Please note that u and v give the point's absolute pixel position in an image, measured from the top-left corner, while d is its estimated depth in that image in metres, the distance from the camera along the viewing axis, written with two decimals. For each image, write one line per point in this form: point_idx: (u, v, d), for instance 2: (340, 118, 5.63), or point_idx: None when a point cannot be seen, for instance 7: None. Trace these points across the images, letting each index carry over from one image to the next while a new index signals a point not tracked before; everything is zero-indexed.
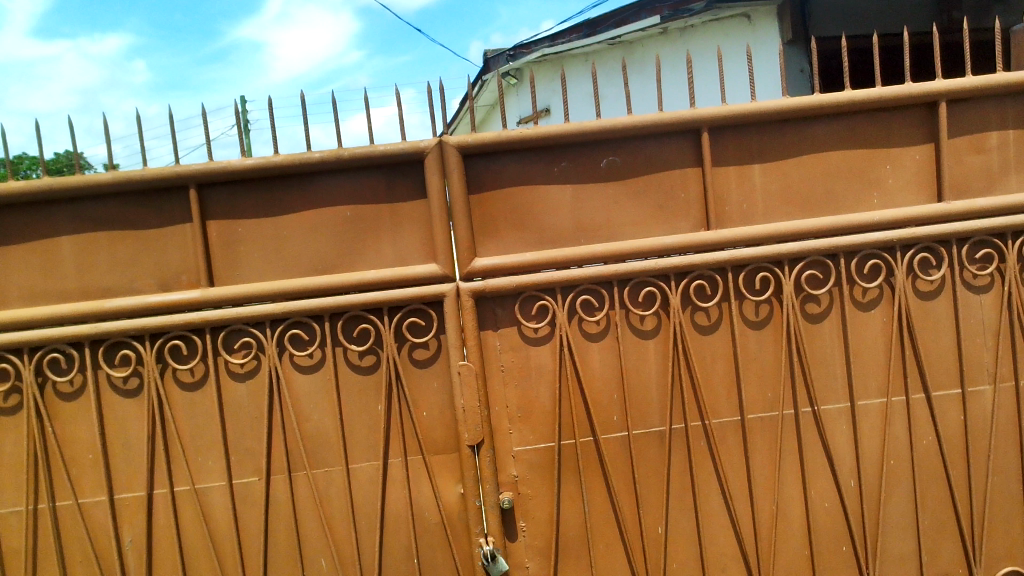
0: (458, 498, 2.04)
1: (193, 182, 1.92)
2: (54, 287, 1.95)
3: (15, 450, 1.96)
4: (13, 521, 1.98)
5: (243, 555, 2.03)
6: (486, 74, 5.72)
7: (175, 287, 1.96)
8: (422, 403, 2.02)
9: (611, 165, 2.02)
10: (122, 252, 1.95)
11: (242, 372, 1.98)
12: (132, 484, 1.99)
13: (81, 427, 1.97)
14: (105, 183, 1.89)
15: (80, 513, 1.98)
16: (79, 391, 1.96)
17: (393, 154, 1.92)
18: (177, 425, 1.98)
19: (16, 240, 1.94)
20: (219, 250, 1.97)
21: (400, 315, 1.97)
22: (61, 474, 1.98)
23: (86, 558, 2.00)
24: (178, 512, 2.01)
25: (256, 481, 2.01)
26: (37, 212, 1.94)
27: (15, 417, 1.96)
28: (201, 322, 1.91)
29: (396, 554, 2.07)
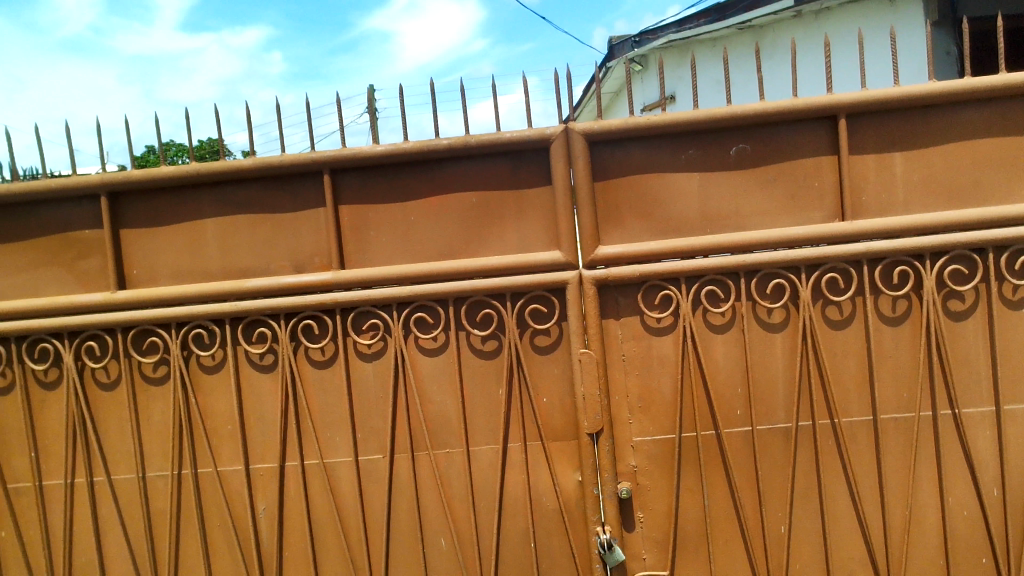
0: (575, 485, 2.05)
1: (327, 168, 1.98)
2: (198, 266, 2.06)
3: (162, 419, 2.10)
4: (160, 485, 2.12)
5: (367, 530, 2.10)
6: (611, 62, 5.68)
7: (309, 269, 2.04)
8: (542, 390, 2.03)
9: (741, 153, 1.97)
10: (260, 234, 2.05)
11: (370, 352, 2.04)
12: (266, 455, 2.10)
13: (221, 399, 2.08)
14: (246, 168, 1.98)
15: (218, 481, 2.10)
16: (219, 365, 2.07)
17: (519, 141, 1.93)
18: (308, 401, 2.07)
19: (165, 222, 2.06)
20: (350, 234, 2.03)
21: (523, 301, 1.98)
22: (202, 443, 2.10)
23: (224, 524, 2.12)
24: (307, 484, 2.10)
25: (380, 459, 2.08)
26: (185, 195, 2.05)
27: (162, 388, 2.08)
28: (332, 304, 1.99)
29: (513, 537, 2.10)
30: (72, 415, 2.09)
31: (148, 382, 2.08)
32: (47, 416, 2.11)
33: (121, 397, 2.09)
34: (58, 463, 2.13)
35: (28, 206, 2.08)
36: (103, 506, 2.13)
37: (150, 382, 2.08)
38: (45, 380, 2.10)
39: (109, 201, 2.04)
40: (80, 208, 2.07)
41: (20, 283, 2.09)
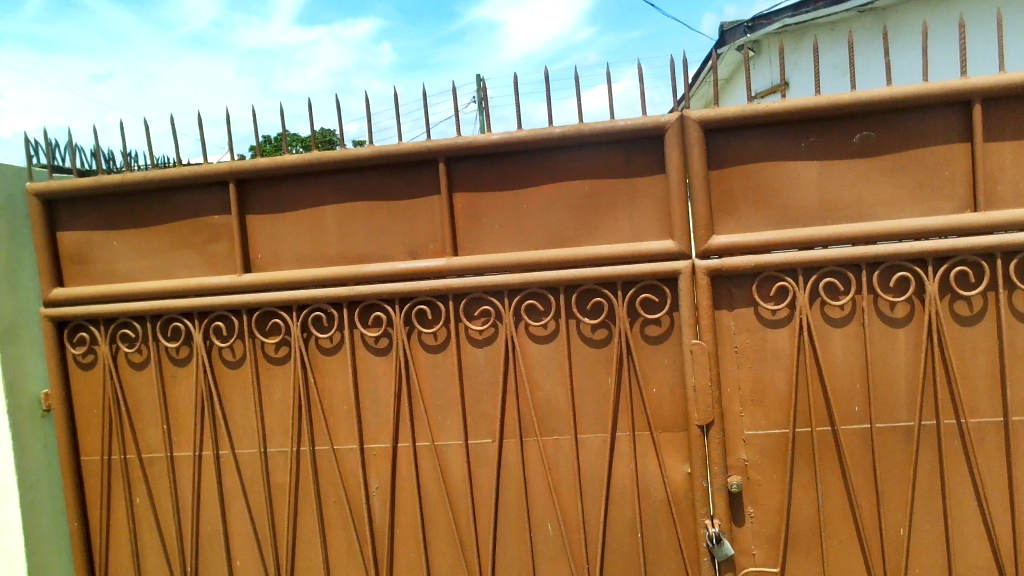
0: (684, 477, 2.03)
1: (442, 156, 2.02)
2: (318, 251, 2.14)
3: (283, 397, 2.18)
4: (279, 460, 2.21)
5: (475, 512, 2.14)
6: (724, 48, 5.56)
7: (423, 255, 2.08)
8: (652, 379, 2.02)
9: (865, 140, 1.90)
10: (377, 221, 2.10)
11: (481, 338, 2.07)
12: (380, 435, 2.16)
13: (338, 380, 2.15)
14: (365, 156, 2.04)
15: (335, 459, 2.17)
16: (336, 347, 2.14)
17: (633, 129, 1.92)
18: (421, 384, 2.11)
19: (288, 208, 2.14)
20: (464, 221, 2.07)
21: (634, 290, 1.97)
22: (320, 422, 2.18)
23: (339, 501, 2.19)
24: (419, 465, 2.15)
25: (490, 443, 2.11)
26: (307, 183, 2.13)
27: (283, 367, 2.17)
28: (446, 290, 2.03)
29: (620, 526, 2.10)
30: (201, 391, 2.20)
31: (271, 362, 2.17)
32: (178, 391, 2.23)
33: (246, 375, 2.19)
34: (188, 436, 2.25)
35: (163, 193, 2.19)
36: (228, 478, 2.24)
37: (272, 361, 2.17)
38: (177, 357, 2.22)
39: (237, 188, 2.13)
40: (210, 194, 2.17)
41: (155, 265, 2.22)
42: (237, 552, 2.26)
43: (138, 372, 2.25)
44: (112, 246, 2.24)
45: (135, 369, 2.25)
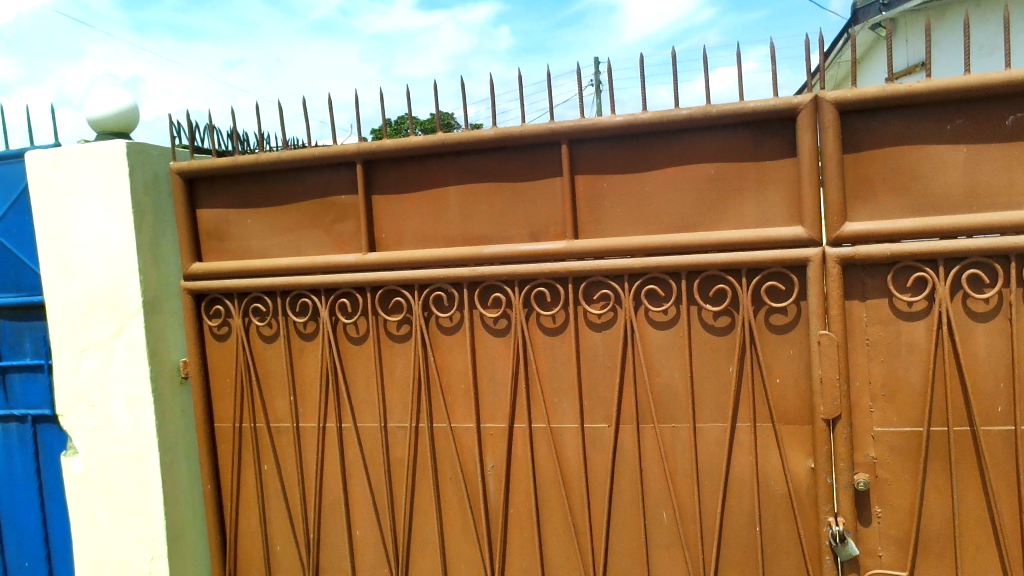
0: (808, 472, 1.96)
1: (565, 138, 2.01)
2: (441, 232, 2.17)
3: (403, 374, 2.23)
4: (399, 435, 2.26)
5: (589, 496, 2.13)
6: (858, 25, 5.30)
7: (543, 237, 2.08)
8: (776, 370, 1.96)
9: (1019, 123, 1.77)
10: (499, 203, 2.11)
11: (599, 322, 2.06)
12: (496, 415, 2.18)
13: (456, 359, 2.18)
14: (488, 138, 2.05)
15: (452, 437, 2.21)
16: (456, 326, 2.17)
17: (763, 111, 1.86)
18: (538, 367, 2.12)
19: (412, 189, 2.18)
20: (585, 203, 2.05)
21: (760, 278, 1.92)
22: (438, 400, 2.21)
23: (455, 478, 2.23)
24: (534, 447, 2.16)
25: (606, 428, 2.09)
26: (431, 164, 2.16)
27: (405, 345, 2.22)
28: (566, 272, 2.02)
29: (738, 518, 2.05)
30: (326, 365, 2.28)
31: (392, 339, 2.23)
32: (305, 364, 2.31)
33: (368, 351, 2.25)
34: (313, 408, 2.33)
35: (294, 173, 2.27)
36: (349, 450, 2.31)
37: (394, 339, 2.22)
38: (305, 331, 2.30)
39: (364, 169, 2.19)
40: (338, 174, 2.24)
41: (285, 243, 2.30)
42: (357, 523, 2.34)
43: (268, 345, 2.35)
44: (246, 224, 2.34)
45: (266, 342, 2.35)
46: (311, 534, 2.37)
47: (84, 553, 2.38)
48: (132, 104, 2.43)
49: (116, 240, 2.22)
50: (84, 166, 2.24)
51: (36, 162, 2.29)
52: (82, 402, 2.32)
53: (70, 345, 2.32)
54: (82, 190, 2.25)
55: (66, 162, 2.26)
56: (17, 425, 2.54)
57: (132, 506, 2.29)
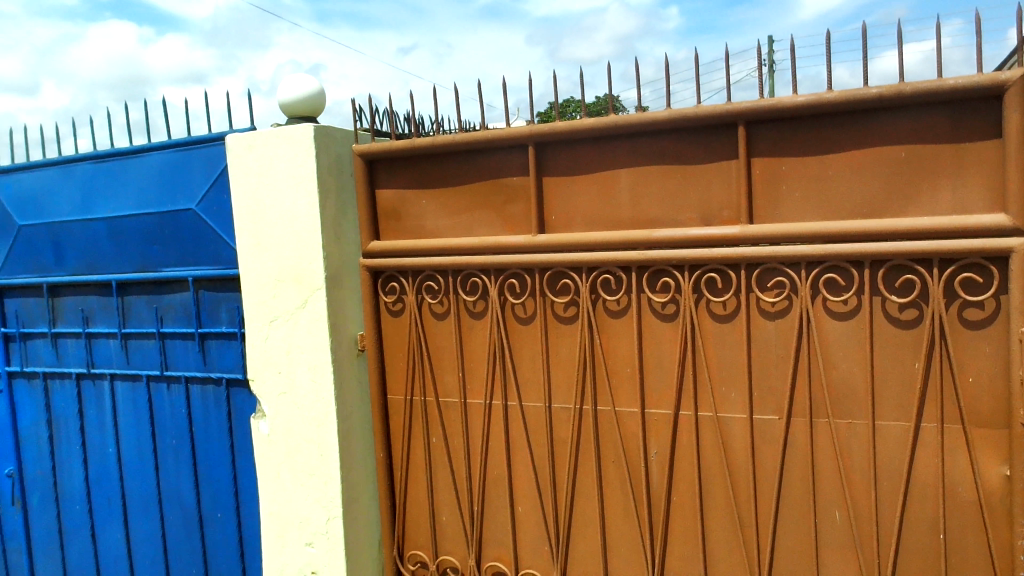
0: (1002, 479, 1.82)
1: (742, 120, 1.95)
2: (611, 214, 2.16)
3: (569, 355, 2.25)
4: (562, 416, 2.28)
5: (756, 489, 2.07)
6: None
7: (716, 222, 2.03)
8: (969, 368, 1.82)
9: None
10: (671, 186, 2.07)
11: (773, 311, 1.99)
12: (661, 401, 2.15)
13: (623, 343, 2.17)
14: (662, 120, 2.01)
15: (616, 420, 2.20)
16: (623, 310, 2.15)
17: (965, 89, 1.72)
18: (706, 354, 2.07)
19: (583, 171, 2.18)
20: (761, 187, 1.98)
21: (953, 269, 1.78)
22: (603, 383, 2.21)
23: (618, 462, 2.22)
24: (700, 436, 2.12)
25: (776, 420, 2.02)
26: (603, 146, 2.15)
27: (571, 327, 2.23)
28: (738, 258, 1.96)
29: (919, 524, 1.93)
30: (493, 344, 2.33)
31: (559, 320, 2.24)
32: (473, 342, 2.37)
33: (536, 331, 2.28)
34: (480, 385, 2.39)
35: (468, 154, 2.32)
36: (514, 428, 2.36)
37: (561, 320, 2.24)
38: (474, 310, 2.36)
39: (535, 151, 2.21)
40: (509, 156, 2.27)
41: (457, 223, 2.36)
42: (519, 500, 2.38)
43: (439, 322, 2.42)
44: (421, 204, 2.42)
45: (437, 319, 2.42)
46: (475, 508, 2.44)
47: (268, 510, 2.56)
48: (320, 88, 2.57)
49: (303, 217, 2.35)
50: (277, 148, 2.39)
51: (235, 144, 2.47)
52: (270, 369, 2.49)
53: (261, 316, 2.49)
54: (274, 170, 2.40)
55: (261, 145, 2.42)
56: (213, 388, 2.78)
57: (312, 468, 2.44)
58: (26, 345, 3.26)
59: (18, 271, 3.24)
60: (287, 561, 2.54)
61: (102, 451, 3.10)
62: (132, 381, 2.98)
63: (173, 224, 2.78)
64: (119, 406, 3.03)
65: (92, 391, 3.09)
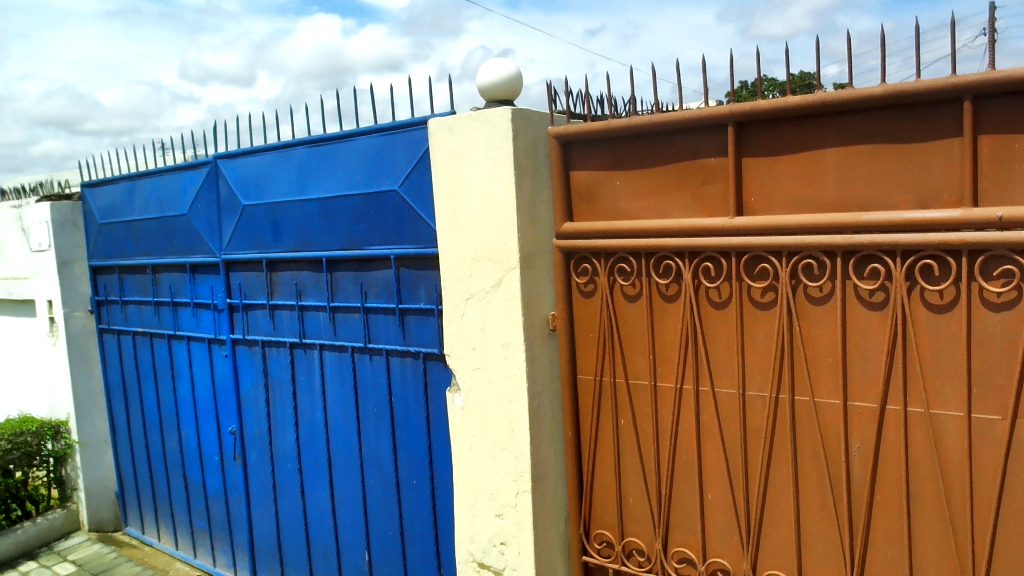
0: None
1: (969, 94, 1.80)
2: (815, 197, 2.05)
3: (766, 343, 2.17)
4: (758, 405, 2.21)
5: (972, 494, 1.92)
6: None
7: (934, 205, 1.88)
8: None
9: None
10: (883, 166, 1.95)
11: (999, 302, 1.82)
12: (866, 394, 2.04)
13: (825, 331, 2.07)
14: (876, 96, 1.90)
15: (815, 411, 2.11)
16: (826, 297, 2.06)
17: None
18: (919, 347, 1.94)
19: (786, 151, 2.10)
20: (989, 167, 1.81)
21: None
22: (802, 372, 2.13)
23: (816, 455, 2.13)
24: (909, 433, 1.99)
25: (999, 421, 1.86)
26: (808, 125, 2.05)
27: (768, 312, 2.16)
28: (959, 244, 1.82)
29: None
30: (686, 327, 2.29)
31: (756, 306, 2.17)
32: (665, 326, 2.35)
33: (731, 317, 2.22)
34: (671, 368, 2.36)
35: (664, 136, 2.29)
36: (705, 414, 2.32)
37: (758, 306, 2.17)
38: (667, 293, 2.33)
39: (735, 131, 2.15)
40: (708, 137, 2.22)
41: (651, 205, 2.34)
42: (709, 486, 2.34)
43: (630, 304, 2.41)
44: (615, 186, 2.42)
45: (629, 301, 2.41)
46: (663, 492, 2.42)
47: (461, 479, 2.67)
48: (518, 70, 2.62)
49: (500, 198, 2.41)
50: (475, 131, 2.46)
51: (436, 129, 2.57)
52: (466, 345, 2.58)
53: (458, 293, 2.59)
54: (473, 152, 2.47)
55: (461, 128, 2.50)
56: (411, 361, 2.93)
57: (503, 443, 2.51)
58: (247, 314, 3.59)
59: (242, 247, 3.55)
60: (477, 530, 2.64)
61: (311, 415, 3.35)
62: (339, 351, 3.19)
63: (378, 204, 2.94)
64: (326, 374, 3.26)
65: (304, 359, 3.34)
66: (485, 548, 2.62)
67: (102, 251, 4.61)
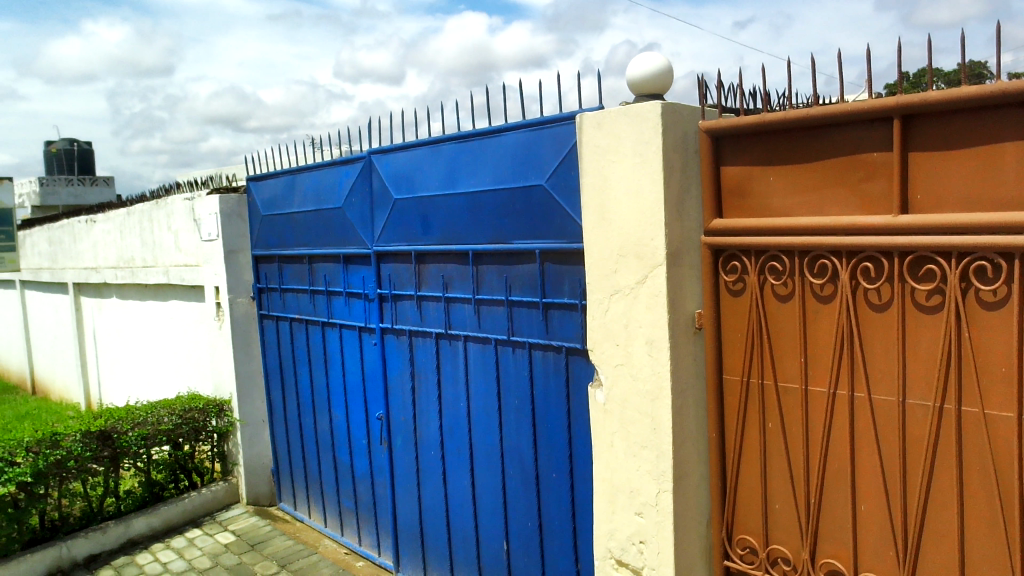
0: None
1: None
2: (991, 194, 1.91)
3: (930, 348, 2.05)
4: (919, 414, 2.09)
5: None
6: None
7: None
8: None
9: None
10: None
11: None
12: None
13: (998, 338, 1.93)
14: None
15: (984, 423, 1.97)
16: (1001, 301, 1.91)
17: None
18: None
19: (958, 145, 1.96)
20: None
21: None
22: (971, 381, 1.99)
23: (984, 471, 1.99)
24: None
25: None
26: (984, 116, 1.91)
27: (934, 317, 2.03)
28: None
29: None
30: (842, 329, 2.20)
31: (920, 309, 2.05)
32: (819, 327, 2.26)
33: (891, 320, 2.11)
34: (824, 371, 2.27)
35: (822, 129, 2.20)
36: (860, 422, 2.21)
37: (922, 309, 2.05)
38: (821, 294, 2.24)
39: (901, 124, 2.03)
40: (870, 130, 2.11)
41: (806, 201, 2.25)
42: (863, 497, 2.23)
43: (782, 304, 2.33)
44: (767, 181, 2.34)
45: (781, 301, 2.33)
46: (812, 500, 2.33)
47: (602, 475, 2.67)
48: (668, 63, 2.58)
49: (647, 194, 2.39)
50: (624, 126, 2.44)
51: (585, 123, 2.57)
52: (610, 341, 2.58)
53: (603, 289, 2.59)
54: (621, 147, 2.46)
55: (609, 123, 2.48)
56: (553, 355, 2.95)
57: (645, 441, 2.49)
58: (396, 305, 3.71)
59: (392, 239, 3.68)
60: (617, 527, 2.63)
61: (455, 404, 3.43)
62: (483, 343, 3.25)
63: (525, 199, 2.97)
64: (470, 365, 3.33)
65: (449, 350, 3.43)
66: (624, 546, 2.61)
67: (263, 241, 4.89)
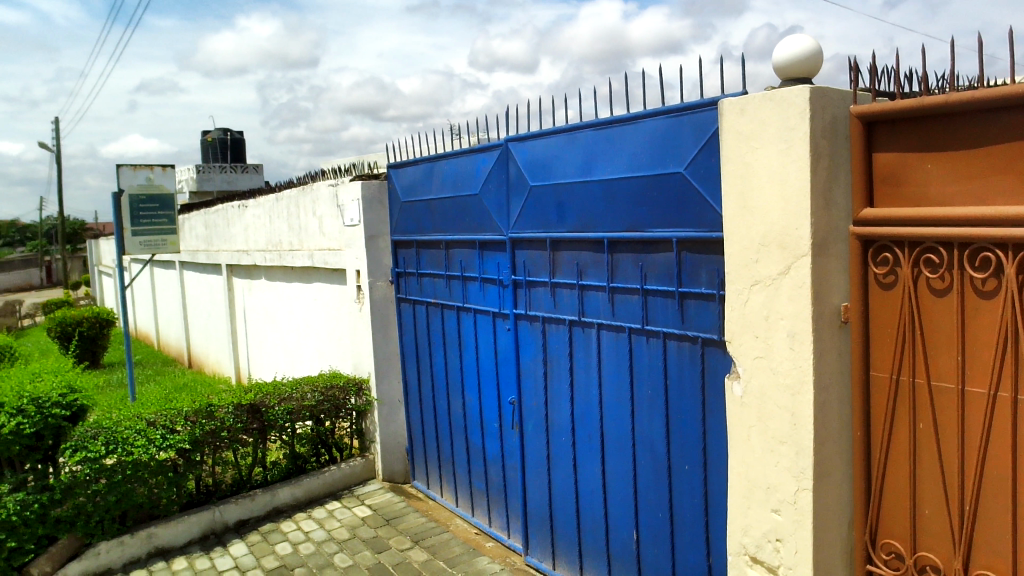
0: None
1: None
2: None
3: None
4: None
5: None
6: None
7: None
8: None
9: None
10: None
11: None
12: None
13: None
14: None
15: None
16: None
17: None
18: None
19: None
20: None
21: None
22: None
23: None
24: None
25: None
26: None
27: None
28: None
29: None
30: (1006, 327, 2.05)
31: None
32: (979, 325, 2.12)
33: None
34: (983, 372, 2.13)
35: (988, 113, 2.06)
36: None
37: None
38: (983, 289, 2.10)
39: None
40: None
41: (968, 190, 2.11)
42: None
43: (937, 300, 2.20)
44: (925, 169, 2.21)
45: (936, 295, 2.21)
46: (967, 507, 2.20)
47: (737, 470, 2.62)
48: (817, 46, 2.48)
49: (792, 182, 2.31)
50: (768, 112, 2.37)
51: (728, 110, 2.51)
52: (749, 332, 2.52)
53: (743, 280, 2.53)
54: (765, 134, 2.39)
55: (753, 109, 2.42)
56: (689, 346, 2.90)
57: (784, 437, 2.42)
58: (530, 291, 3.75)
59: (527, 226, 3.71)
60: (752, 523, 2.58)
61: (587, 392, 3.44)
62: (617, 331, 3.24)
63: (663, 186, 2.93)
64: (603, 353, 3.33)
65: (582, 338, 3.44)
66: (759, 543, 2.56)
67: (402, 226, 5.04)
